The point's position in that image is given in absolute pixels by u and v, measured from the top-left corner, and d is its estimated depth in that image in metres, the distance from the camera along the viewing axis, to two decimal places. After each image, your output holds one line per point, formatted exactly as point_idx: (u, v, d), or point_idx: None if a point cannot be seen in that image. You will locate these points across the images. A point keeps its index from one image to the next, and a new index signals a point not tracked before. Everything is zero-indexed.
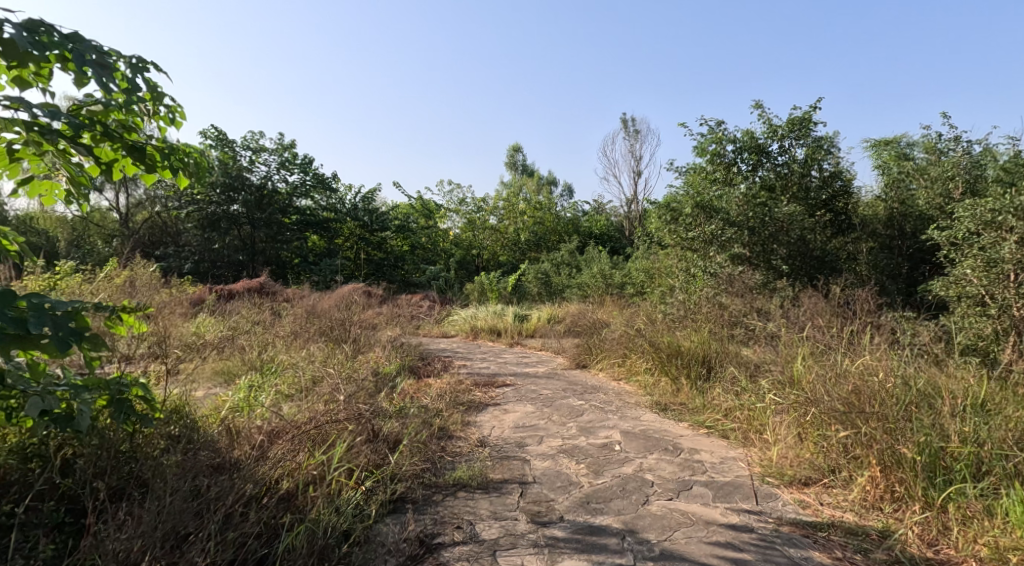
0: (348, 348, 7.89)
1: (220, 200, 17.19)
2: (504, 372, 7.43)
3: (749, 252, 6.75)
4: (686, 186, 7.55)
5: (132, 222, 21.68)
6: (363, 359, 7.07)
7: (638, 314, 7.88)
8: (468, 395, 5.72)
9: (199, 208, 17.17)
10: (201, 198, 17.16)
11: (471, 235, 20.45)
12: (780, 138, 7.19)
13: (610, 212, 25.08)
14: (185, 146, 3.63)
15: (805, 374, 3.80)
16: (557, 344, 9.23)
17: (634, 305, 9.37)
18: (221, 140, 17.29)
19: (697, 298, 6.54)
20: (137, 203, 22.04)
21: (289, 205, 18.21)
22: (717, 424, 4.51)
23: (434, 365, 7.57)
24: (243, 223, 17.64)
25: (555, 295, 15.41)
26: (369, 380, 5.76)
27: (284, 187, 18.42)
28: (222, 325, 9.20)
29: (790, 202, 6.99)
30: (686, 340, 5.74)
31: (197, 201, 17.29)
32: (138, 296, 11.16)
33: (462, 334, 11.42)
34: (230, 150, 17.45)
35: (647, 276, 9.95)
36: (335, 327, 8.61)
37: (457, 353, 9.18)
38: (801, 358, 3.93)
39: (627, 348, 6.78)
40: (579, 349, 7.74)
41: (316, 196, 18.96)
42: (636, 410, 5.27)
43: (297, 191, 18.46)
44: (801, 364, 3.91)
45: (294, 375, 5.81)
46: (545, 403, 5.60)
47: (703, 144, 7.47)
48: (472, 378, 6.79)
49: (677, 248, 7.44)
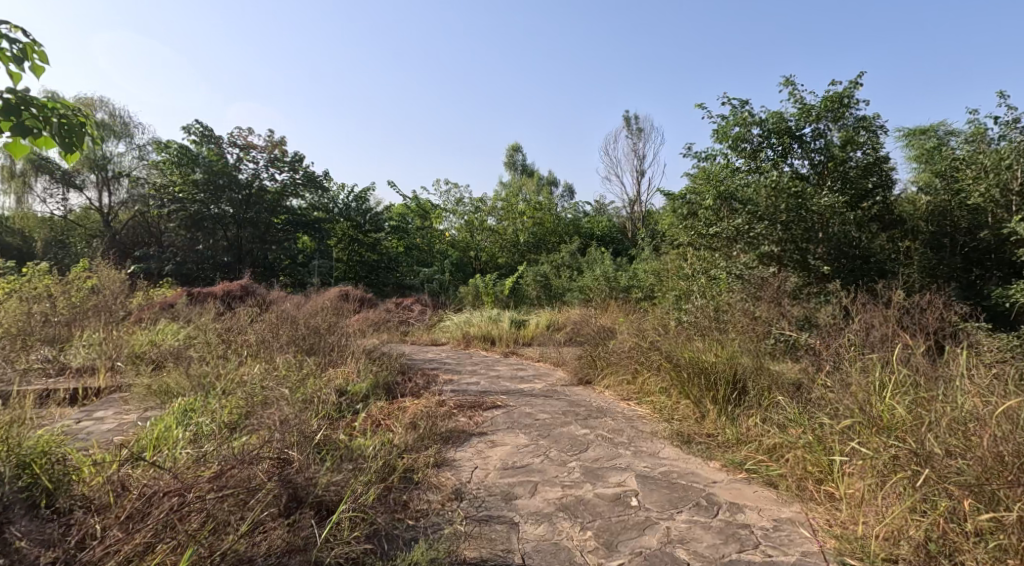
0: (320, 362, 6.93)
1: (205, 198, 16.27)
2: (496, 388, 6.45)
3: (785, 250, 5.72)
4: (706, 175, 6.61)
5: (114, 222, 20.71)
6: (332, 375, 6.09)
7: (650, 322, 6.93)
8: (449, 421, 4.75)
9: (182, 207, 16.29)
10: (184, 197, 16.26)
11: (468, 236, 19.45)
12: (811, 121, 6.09)
13: (613, 212, 24.11)
14: (48, 100, 2.82)
15: (893, 417, 2.94)
16: (556, 353, 8.27)
17: (646, 310, 8.36)
18: (205, 135, 16.38)
19: (723, 307, 5.56)
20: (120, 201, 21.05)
21: (279, 205, 17.35)
22: (760, 467, 3.51)
23: (416, 380, 6.60)
24: (228, 223, 16.79)
25: (554, 299, 14.46)
26: (330, 409, 4.79)
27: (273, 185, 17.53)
28: (186, 332, 8.25)
29: (829, 192, 5.93)
30: (712, 354, 4.77)
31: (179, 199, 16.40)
32: (101, 301, 10.23)
33: (453, 341, 10.45)
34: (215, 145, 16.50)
35: (656, 278, 8.97)
36: (308, 336, 7.65)
37: (445, 364, 8.21)
38: (885, 392, 3.06)
39: (640, 363, 5.79)
40: (582, 361, 6.77)
41: (307, 194, 18.05)
42: (653, 443, 4.31)
43: (285, 190, 17.49)
44: (884, 402, 3.04)
45: (242, 396, 4.86)
46: (540, 431, 4.63)
47: (724, 127, 6.49)
48: (457, 397, 5.83)
49: (695, 246, 6.61)
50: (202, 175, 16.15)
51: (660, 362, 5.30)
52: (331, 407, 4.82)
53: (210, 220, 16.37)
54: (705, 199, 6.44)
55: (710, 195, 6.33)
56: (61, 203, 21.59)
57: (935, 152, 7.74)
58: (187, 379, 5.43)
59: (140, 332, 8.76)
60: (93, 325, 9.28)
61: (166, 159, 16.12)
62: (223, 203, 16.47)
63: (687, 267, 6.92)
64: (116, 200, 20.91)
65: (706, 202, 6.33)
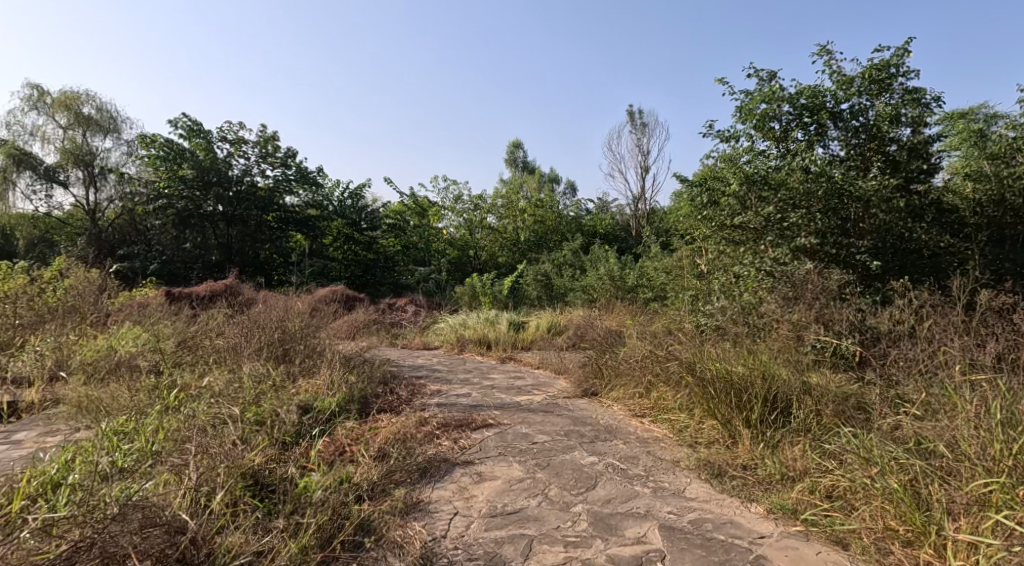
0: (292, 371, 6.13)
1: (192, 195, 15.63)
2: (489, 402, 5.63)
3: (825, 243, 4.86)
4: (726, 160, 5.73)
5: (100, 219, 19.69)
6: (302, 389, 5.31)
7: (663, 327, 6.16)
8: (430, 446, 3.98)
9: (168, 203, 15.61)
10: (170, 193, 15.61)
11: (467, 234, 18.35)
12: (847, 96, 5.18)
13: (615, 210, 23.35)
14: None
15: None
16: (557, 357, 7.50)
17: (659, 312, 7.55)
18: (193, 129, 15.68)
19: (755, 311, 4.75)
20: (105, 198, 20.03)
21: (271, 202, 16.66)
22: (821, 518, 2.75)
23: (399, 392, 5.85)
24: (218, 221, 16.05)
25: (556, 300, 13.62)
26: (289, 432, 4.02)
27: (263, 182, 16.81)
28: (150, 334, 7.49)
29: (875, 175, 5.02)
30: (746, 366, 3.97)
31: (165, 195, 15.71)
32: (68, 302, 9.49)
33: (446, 345, 9.66)
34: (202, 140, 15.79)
35: (667, 276, 8.16)
36: (282, 339, 6.87)
37: (435, 373, 7.39)
38: None
39: (656, 375, 4.98)
40: (586, 370, 5.99)
41: (300, 191, 17.35)
42: (676, 475, 3.53)
43: (279, 185, 16.70)
44: None
45: (184, 414, 4.10)
46: (538, 458, 3.86)
47: (748, 104, 5.61)
48: (443, 413, 5.06)
49: (714, 239, 5.80)
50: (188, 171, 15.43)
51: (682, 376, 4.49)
52: (290, 429, 4.03)
53: (198, 217, 15.72)
54: (727, 185, 5.58)
55: (733, 181, 5.47)
56: (44, 202, 20.62)
57: (982, 136, 6.89)
58: (129, 394, 4.69)
59: (103, 336, 8.00)
60: (53, 328, 8.50)
61: (150, 155, 15.31)
62: (211, 200, 15.75)
63: (705, 265, 6.11)
64: (103, 196, 19.99)
65: (728, 189, 5.48)
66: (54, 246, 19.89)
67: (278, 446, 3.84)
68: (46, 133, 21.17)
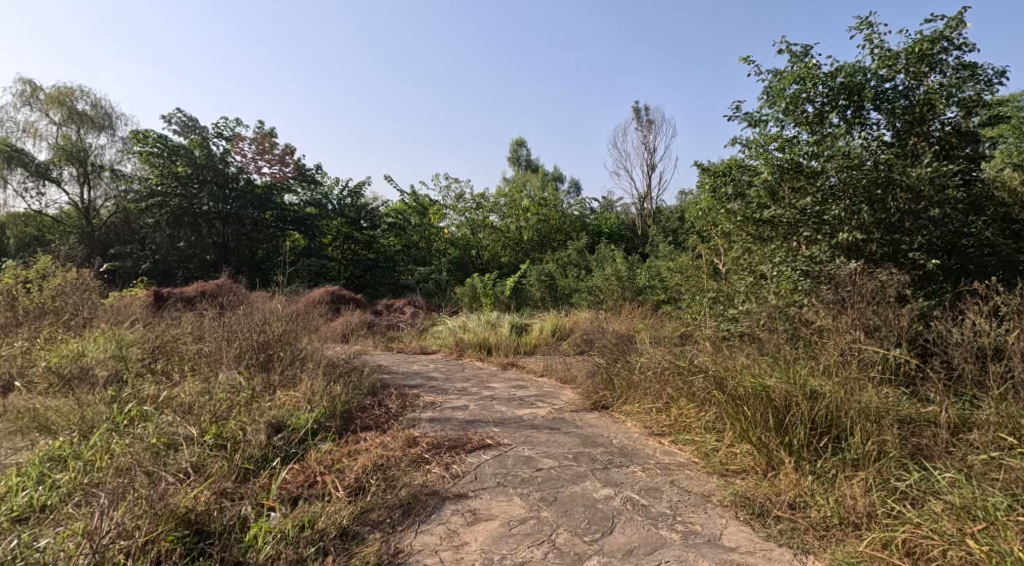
0: (272, 380, 5.55)
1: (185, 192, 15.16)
2: (488, 416, 5.04)
3: (872, 239, 4.25)
4: (752, 149, 5.10)
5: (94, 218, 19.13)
6: (278, 403, 4.74)
7: (687, 337, 5.55)
8: (418, 475, 3.41)
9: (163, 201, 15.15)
10: (163, 190, 15.13)
11: (470, 234, 17.67)
12: (892, 73, 4.53)
13: (621, 209, 22.71)
14: None
15: None
16: (563, 364, 6.90)
17: (677, 316, 6.91)
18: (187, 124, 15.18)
19: (792, 315, 4.16)
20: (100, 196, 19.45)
21: (268, 200, 16.14)
22: None
23: (389, 405, 5.28)
24: (213, 220, 15.52)
25: (561, 302, 13.02)
26: (255, 456, 3.46)
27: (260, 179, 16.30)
28: (125, 336, 6.93)
29: (925, 160, 4.36)
30: (788, 381, 3.40)
31: (158, 192, 15.22)
32: (44, 304, 8.92)
33: (444, 350, 9.07)
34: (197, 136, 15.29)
35: (683, 276, 7.53)
36: (263, 342, 6.26)
37: (430, 381, 6.79)
38: None
39: (676, 389, 4.38)
40: (597, 382, 5.38)
41: (298, 190, 16.95)
42: (709, 514, 2.96)
43: (276, 183, 16.44)
44: None
45: (135, 434, 3.55)
46: (544, 491, 3.29)
47: (777, 86, 4.98)
48: (436, 431, 4.48)
49: (741, 236, 5.19)
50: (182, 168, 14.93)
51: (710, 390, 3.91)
52: (257, 455, 3.48)
53: (192, 216, 15.27)
54: (756, 177, 4.96)
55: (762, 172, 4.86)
56: (38, 202, 20.08)
57: None
58: (79, 409, 4.14)
59: (76, 339, 7.43)
60: (27, 332, 7.96)
61: (143, 151, 14.78)
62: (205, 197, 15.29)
63: (731, 265, 5.48)
64: (98, 194, 19.43)
65: (757, 180, 4.86)
66: (47, 245, 19.32)
67: (237, 476, 3.27)
68: (39, 129, 20.63)
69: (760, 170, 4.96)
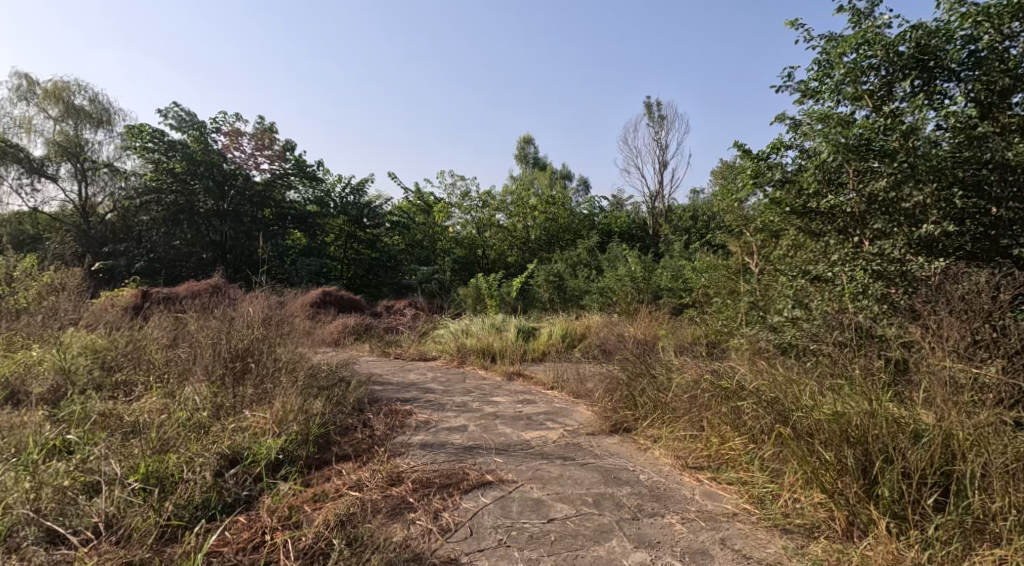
0: (243, 392, 4.82)
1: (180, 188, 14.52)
2: (490, 441, 4.29)
3: (965, 232, 3.51)
4: (802, 128, 4.25)
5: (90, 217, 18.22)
6: (241, 426, 4.02)
7: (725, 351, 4.78)
8: (399, 531, 2.72)
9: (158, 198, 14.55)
10: (158, 186, 14.47)
11: (475, 233, 16.91)
12: (978, 33, 3.70)
13: (632, 207, 21.92)
14: None
15: None
16: (576, 374, 6.16)
17: (708, 323, 6.11)
18: (185, 120, 14.48)
19: (861, 326, 3.39)
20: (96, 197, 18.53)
21: (268, 198, 15.47)
22: None
23: (376, 425, 4.56)
24: (211, 217, 14.89)
25: (570, 304, 12.24)
26: (189, 502, 2.76)
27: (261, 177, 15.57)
28: (90, 345, 6.22)
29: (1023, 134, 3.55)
30: (873, 412, 2.67)
31: (152, 189, 14.60)
32: (14, 307, 8.22)
33: (445, 356, 8.34)
34: (198, 132, 14.58)
35: (711, 278, 6.72)
36: (236, 350, 5.50)
37: (427, 393, 6.05)
38: None
39: (716, 415, 3.61)
40: (617, 399, 4.62)
41: (301, 186, 16.17)
42: None
43: (275, 180, 15.61)
44: None
45: (43, 472, 2.83)
46: (560, 558, 2.57)
47: (833, 54, 4.18)
48: (429, 461, 3.76)
49: (792, 230, 4.40)
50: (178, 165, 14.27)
51: (766, 419, 3.17)
52: (196, 501, 2.79)
53: (189, 215, 14.69)
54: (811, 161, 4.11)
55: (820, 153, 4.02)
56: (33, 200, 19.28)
57: None
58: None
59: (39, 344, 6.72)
60: None
61: (138, 146, 14.14)
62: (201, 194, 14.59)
63: (778, 265, 4.68)
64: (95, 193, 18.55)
65: (813, 163, 4.03)
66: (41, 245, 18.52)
67: (159, 536, 2.59)
68: (34, 125, 19.92)
69: (815, 151, 4.11)
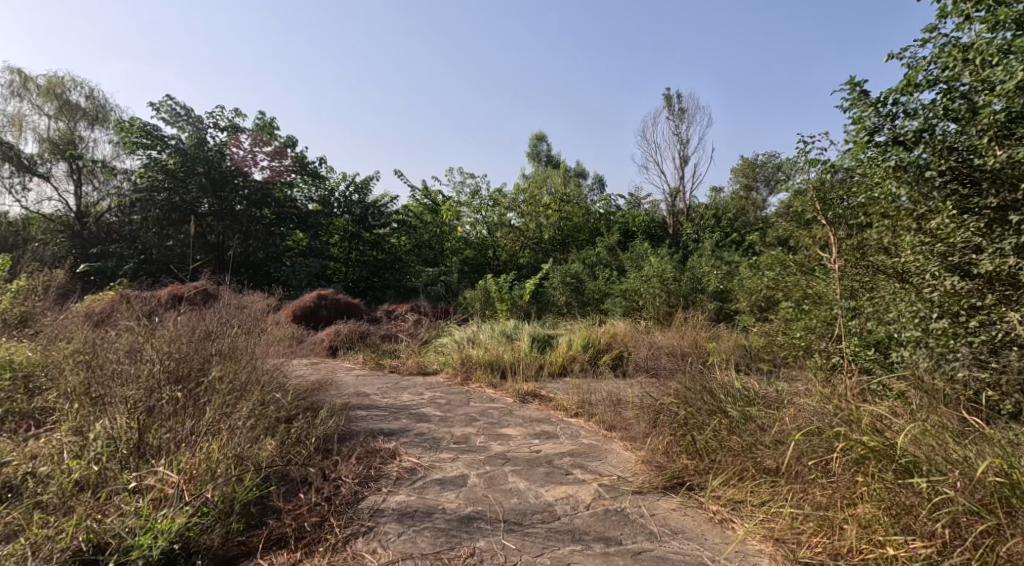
0: (175, 423, 3.57)
1: (173, 186, 13.22)
2: (497, 504, 3.07)
3: None
4: (958, 55, 3.07)
5: (88, 222, 14.95)
6: (141, 487, 2.80)
7: (822, 380, 3.51)
8: None
9: (151, 196, 13.19)
10: (150, 182, 13.18)
11: (485, 233, 15.66)
12: None
13: (651, 205, 20.58)
14: None
15: None
16: (605, 398, 4.88)
17: (777, 332, 4.81)
18: (178, 113, 13.34)
19: None
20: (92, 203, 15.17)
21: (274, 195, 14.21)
22: None
23: (340, 478, 3.35)
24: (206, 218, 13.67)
25: (589, 308, 10.95)
26: None
27: (262, 174, 14.35)
28: (13, 362, 5.05)
29: None
30: None
31: (145, 186, 13.29)
32: None
33: (448, 369, 7.07)
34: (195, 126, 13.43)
35: (776, 277, 5.39)
36: (177, 361, 4.12)
37: (420, 423, 4.78)
38: None
39: (861, 495, 2.42)
40: (670, 443, 3.36)
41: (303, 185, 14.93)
42: None
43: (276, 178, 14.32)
44: None
45: None
46: None
47: None
48: (407, 549, 2.60)
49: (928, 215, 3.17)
50: (173, 160, 13.13)
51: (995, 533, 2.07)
52: None
53: (184, 213, 13.32)
54: (976, 101, 2.94)
55: (997, 82, 2.84)
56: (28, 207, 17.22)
57: None
58: None
59: None
60: None
61: (128, 141, 13.02)
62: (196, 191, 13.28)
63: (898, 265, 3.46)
64: (98, 195, 15.32)
65: (983, 102, 2.86)
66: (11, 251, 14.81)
67: None
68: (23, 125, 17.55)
69: (981, 90, 2.95)
